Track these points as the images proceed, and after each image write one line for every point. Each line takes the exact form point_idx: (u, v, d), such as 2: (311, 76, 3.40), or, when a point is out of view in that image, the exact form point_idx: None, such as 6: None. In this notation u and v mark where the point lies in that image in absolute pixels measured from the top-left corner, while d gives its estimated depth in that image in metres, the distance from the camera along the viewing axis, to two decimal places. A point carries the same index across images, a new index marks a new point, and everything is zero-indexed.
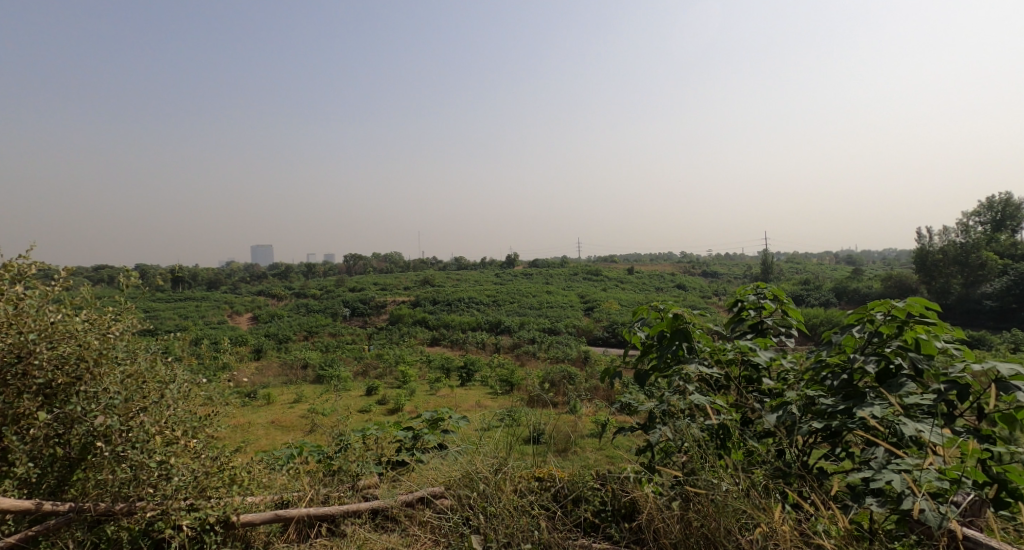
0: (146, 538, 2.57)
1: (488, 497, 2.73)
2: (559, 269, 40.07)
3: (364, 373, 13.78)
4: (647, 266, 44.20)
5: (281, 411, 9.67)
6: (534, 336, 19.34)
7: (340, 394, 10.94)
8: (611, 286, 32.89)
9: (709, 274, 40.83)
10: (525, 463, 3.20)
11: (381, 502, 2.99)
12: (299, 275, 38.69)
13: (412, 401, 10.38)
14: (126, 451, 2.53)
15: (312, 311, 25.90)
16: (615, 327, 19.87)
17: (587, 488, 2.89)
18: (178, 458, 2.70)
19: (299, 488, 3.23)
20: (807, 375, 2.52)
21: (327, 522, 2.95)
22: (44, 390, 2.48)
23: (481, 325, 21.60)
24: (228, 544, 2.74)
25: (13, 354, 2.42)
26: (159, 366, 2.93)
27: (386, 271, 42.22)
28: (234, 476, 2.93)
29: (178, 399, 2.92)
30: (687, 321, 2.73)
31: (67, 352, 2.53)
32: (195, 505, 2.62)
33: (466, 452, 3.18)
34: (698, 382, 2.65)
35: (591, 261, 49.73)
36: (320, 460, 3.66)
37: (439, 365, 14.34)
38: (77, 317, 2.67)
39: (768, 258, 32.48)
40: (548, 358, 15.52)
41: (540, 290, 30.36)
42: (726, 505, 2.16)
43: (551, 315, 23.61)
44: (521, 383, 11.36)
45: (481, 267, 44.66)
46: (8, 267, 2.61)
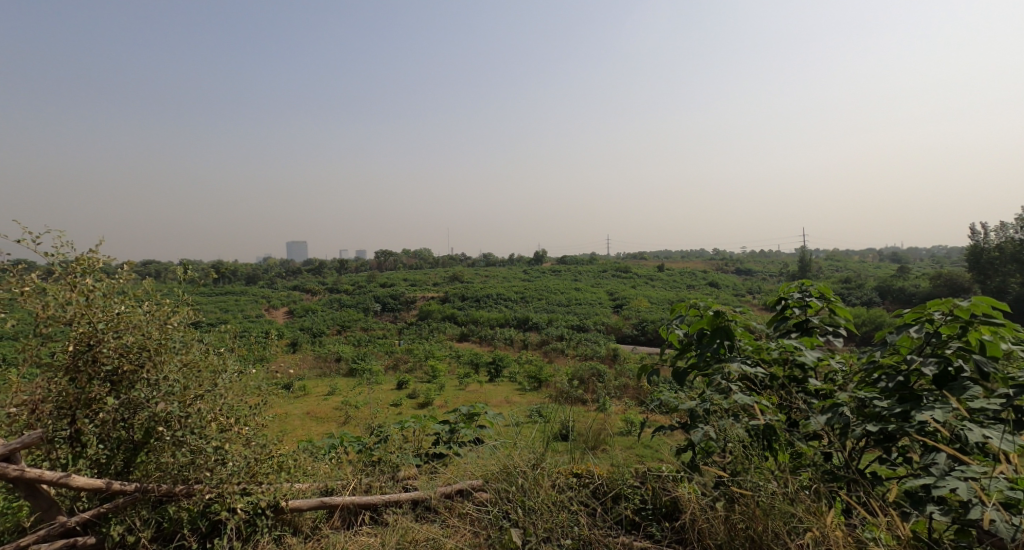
0: (204, 520, 2.70)
1: (527, 491, 2.76)
2: (589, 266, 39.84)
3: (395, 366, 14.05)
4: (679, 264, 41.77)
5: (316, 402, 9.97)
6: (563, 333, 19.33)
7: (372, 388, 11.20)
8: (641, 283, 32.47)
9: (742, 271, 39.92)
10: (563, 460, 3.20)
11: (421, 493, 3.05)
12: (333, 271, 39.55)
13: (442, 395, 10.55)
14: (184, 436, 2.67)
15: (345, 305, 26.54)
16: (646, 325, 19.61)
17: (627, 486, 2.87)
18: (233, 444, 2.81)
19: (342, 477, 3.33)
20: (858, 377, 2.44)
21: (370, 510, 3.03)
22: (111, 377, 2.65)
23: (509, 321, 21.71)
24: (278, 528, 2.86)
25: (84, 343, 2.61)
26: (213, 355, 3.04)
27: (417, 267, 42.77)
28: (282, 463, 3.04)
29: (231, 388, 3.02)
30: (728, 318, 2.66)
31: (131, 342, 2.68)
32: (248, 489, 2.75)
33: (504, 446, 3.21)
34: (740, 382, 2.59)
35: (620, 257, 49.27)
36: (358, 451, 3.73)
37: (468, 360, 14.49)
38: (140, 309, 2.81)
39: (807, 255, 31.42)
40: (577, 355, 15.50)
41: (570, 286, 30.30)
42: (771, 506, 2.14)
43: (580, 312, 23.43)
44: (549, 380, 11.37)
45: (510, 263, 44.75)
46: (79, 260, 2.78)
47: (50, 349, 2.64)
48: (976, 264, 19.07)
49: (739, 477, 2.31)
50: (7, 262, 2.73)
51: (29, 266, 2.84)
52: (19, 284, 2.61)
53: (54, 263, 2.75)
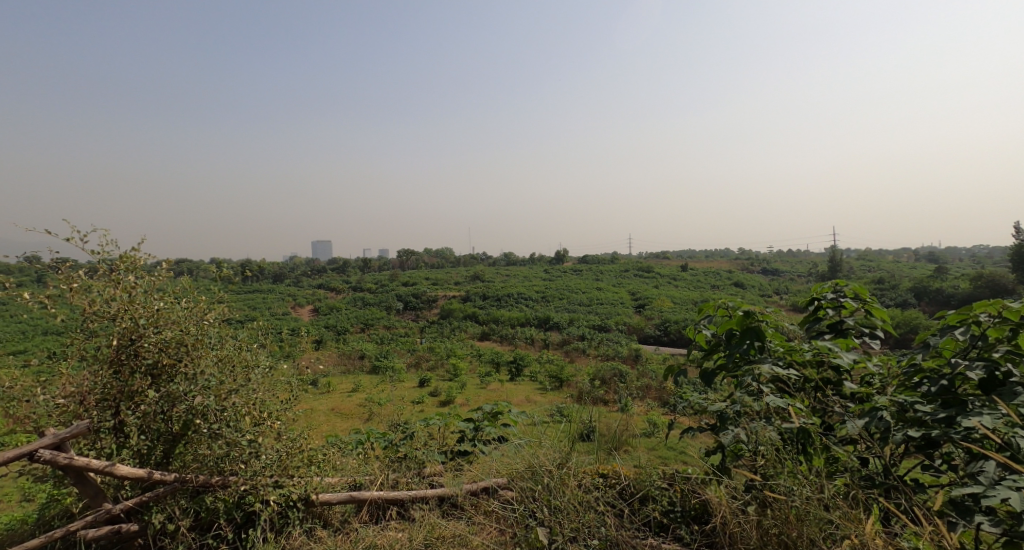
0: (239, 510, 2.77)
1: (553, 490, 2.76)
2: (611, 265, 39.54)
3: (417, 364, 14.18)
4: (702, 264, 41.10)
5: (340, 398, 10.12)
6: (584, 332, 19.23)
7: (395, 385, 11.33)
8: (664, 283, 32.10)
9: (769, 271, 39.08)
10: (589, 460, 3.18)
11: (447, 490, 3.08)
12: (357, 270, 40.08)
13: (463, 393, 10.62)
14: (220, 429, 2.74)
15: (369, 304, 26.90)
16: (669, 326, 19.37)
17: (655, 487, 2.83)
18: (266, 437, 2.88)
19: (370, 472, 3.37)
20: (897, 380, 2.36)
21: (397, 506, 3.06)
22: (152, 370, 2.75)
23: (531, 321, 21.71)
24: (309, 521, 2.91)
25: (127, 337, 2.72)
26: (246, 351, 3.13)
27: (439, 266, 43.04)
28: (312, 456, 3.09)
29: (263, 383, 3.10)
30: (758, 318, 2.60)
31: (170, 337, 2.77)
32: (280, 482, 2.80)
33: (529, 445, 3.21)
34: (772, 383, 2.52)
35: (643, 257, 48.74)
36: (384, 447, 3.76)
37: (489, 359, 14.54)
38: (178, 305, 2.91)
39: (836, 255, 30.61)
40: (599, 355, 15.40)
41: (592, 286, 30.13)
42: (805, 511, 2.10)
43: (602, 312, 23.28)
44: (570, 380, 11.33)
45: (531, 262, 44.67)
46: (123, 258, 2.90)
47: (96, 343, 2.76)
48: (1019, 265, 18.29)
49: (772, 482, 2.27)
50: (56, 260, 2.86)
51: (75, 265, 2.98)
52: (67, 281, 2.74)
53: (100, 261, 2.89)
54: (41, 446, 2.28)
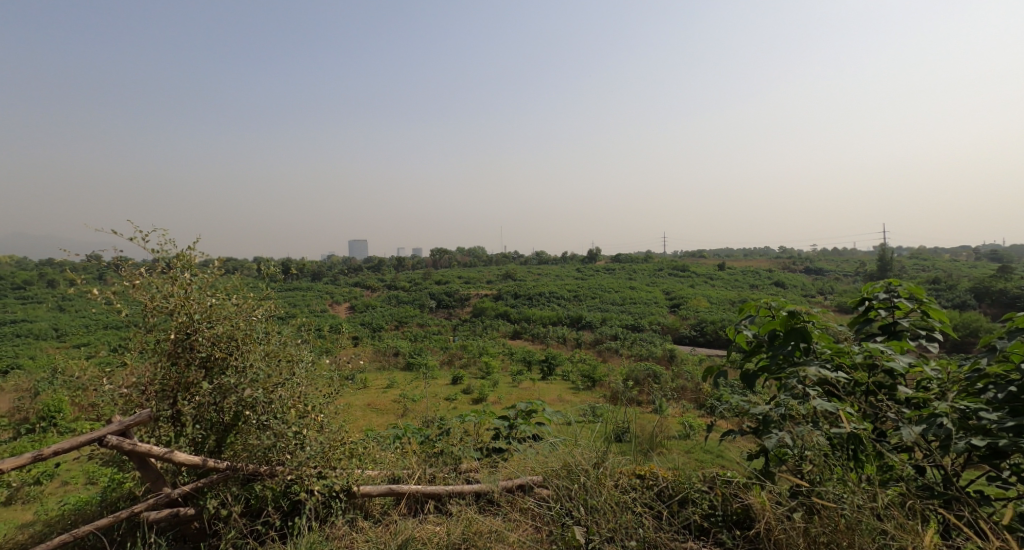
0: (286, 499, 2.88)
1: (589, 490, 2.76)
2: (645, 264, 38.92)
3: (450, 362, 14.32)
4: (740, 263, 39.98)
5: (376, 394, 10.32)
6: (617, 332, 19.01)
7: (428, 382, 11.48)
8: (701, 283, 31.39)
9: (812, 270, 37.68)
10: (625, 460, 3.16)
11: (484, 486, 3.11)
12: (391, 268, 40.72)
13: (495, 392, 10.67)
14: (268, 421, 2.85)
15: (403, 302, 27.32)
16: (706, 326, 18.94)
17: (695, 490, 2.78)
18: (309, 429, 2.98)
19: (407, 466, 3.43)
20: (956, 385, 2.26)
21: (435, 500, 3.11)
22: (205, 363, 2.90)
23: (563, 320, 21.62)
24: (351, 511, 3.00)
25: (183, 331, 2.87)
26: (290, 346, 3.25)
27: (472, 265, 43.31)
28: (353, 449, 3.17)
29: (306, 376, 3.20)
30: (803, 319, 2.51)
31: (222, 331, 2.92)
32: (323, 473, 2.89)
33: (565, 444, 3.22)
34: (820, 386, 2.44)
35: (679, 256, 47.77)
36: (420, 442, 3.81)
37: (521, 358, 14.55)
38: (230, 301, 3.06)
39: (886, 254, 29.28)
40: (632, 355, 15.19)
41: (625, 285, 29.76)
42: (855, 520, 2.07)
43: (635, 312, 22.98)
44: (603, 380, 11.22)
45: (564, 262, 44.41)
46: (180, 257, 3.08)
47: (155, 336, 2.92)
48: None
49: (820, 488, 2.23)
50: (120, 258, 3.05)
51: (137, 262, 3.18)
52: (131, 278, 2.93)
53: (159, 259, 3.08)
54: (108, 432, 2.43)
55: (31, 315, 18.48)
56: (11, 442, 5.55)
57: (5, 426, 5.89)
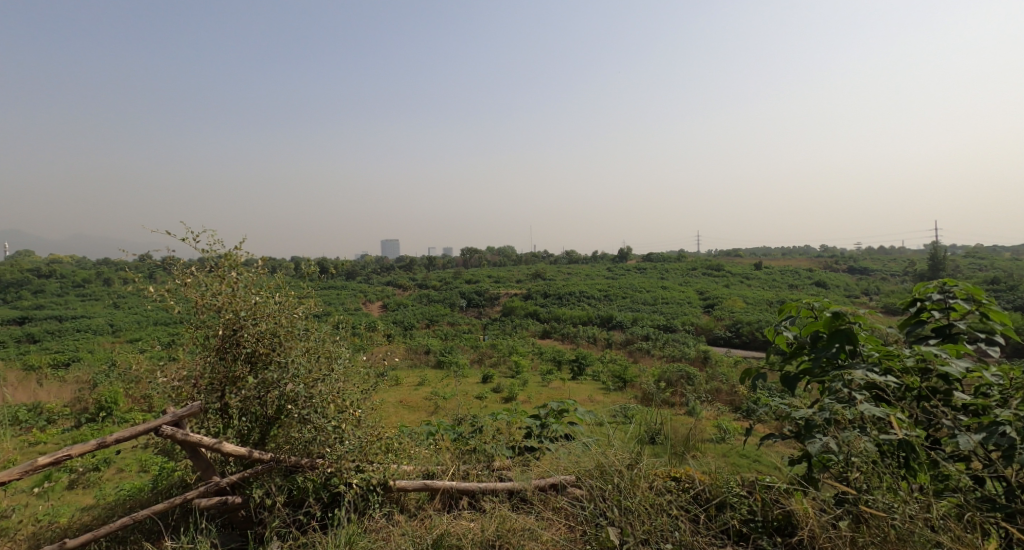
0: (326, 491, 2.95)
1: (623, 491, 2.75)
2: (678, 263, 38.23)
3: (480, 361, 14.43)
4: (778, 262, 38.81)
5: (408, 391, 10.49)
6: (649, 332, 18.74)
7: (459, 380, 11.60)
8: (736, 282, 30.65)
9: (856, 269, 36.29)
10: (660, 462, 3.13)
11: (517, 484, 3.12)
12: (422, 267, 41.25)
13: (525, 390, 10.69)
14: (309, 414, 2.94)
15: (434, 300, 27.63)
16: (742, 327, 18.50)
17: (733, 494, 2.73)
18: (348, 423, 3.05)
19: (442, 462, 3.47)
20: (1019, 392, 2.15)
21: (468, 496, 3.15)
22: (251, 358, 3.03)
23: (593, 320, 21.48)
24: (388, 505, 3.05)
25: (229, 328, 3.01)
26: (329, 342, 3.34)
27: (502, 264, 43.47)
28: (389, 444, 3.22)
29: (344, 372, 3.28)
30: (848, 320, 2.43)
31: (265, 328, 3.04)
32: (361, 467, 2.95)
33: (598, 445, 3.21)
34: (867, 390, 2.36)
35: (712, 255, 46.73)
36: (453, 439, 3.85)
37: (551, 358, 14.53)
38: (273, 299, 3.18)
39: (937, 252, 27.94)
40: (664, 356, 14.96)
41: (657, 285, 29.31)
42: (907, 531, 2.02)
43: (668, 312, 22.61)
44: (634, 381, 11.08)
45: (594, 261, 44.06)
46: (228, 257, 3.22)
47: (204, 332, 3.06)
48: None
49: (868, 495, 2.18)
50: (174, 258, 3.22)
51: (187, 262, 3.33)
52: (182, 276, 3.08)
53: (207, 258, 3.23)
54: (164, 423, 2.56)
55: (87, 311, 19.51)
56: (72, 430, 5.88)
57: (67, 415, 6.25)
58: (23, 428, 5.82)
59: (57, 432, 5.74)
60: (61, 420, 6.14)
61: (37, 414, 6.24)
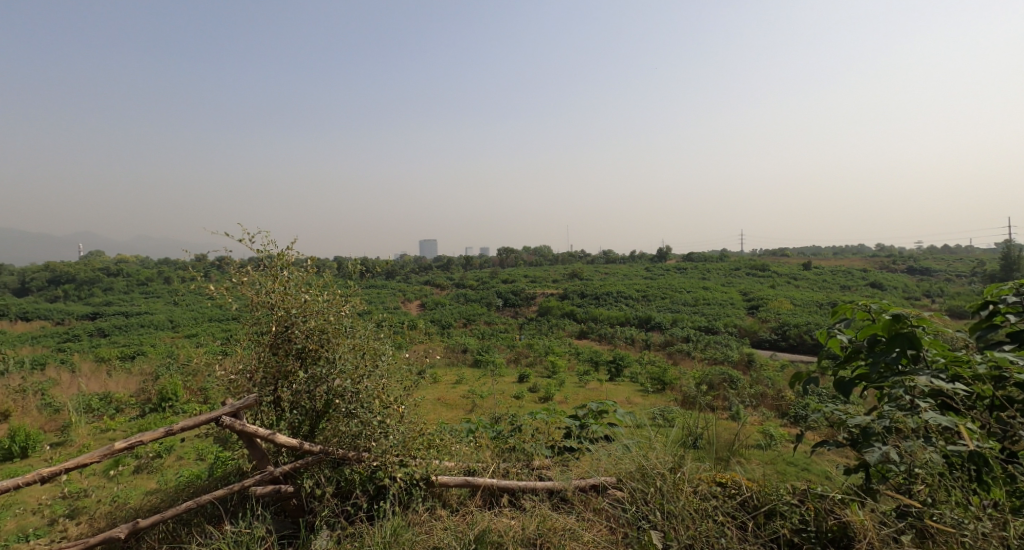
0: (371, 483, 3.02)
1: (666, 495, 2.71)
2: (720, 263, 37.22)
3: (516, 360, 14.47)
4: (828, 262, 37.17)
5: (446, 389, 10.63)
6: (689, 334, 18.34)
7: (496, 379, 11.66)
8: (782, 283, 29.59)
9: (915, 270, 34.39)
10: (705, 467, 3.07)
11: (557, 484, 3.11)
12: (459, 267, 41.70)
13: (562, 391, 10.66)
14: (356, 409, 3.03)
15: (470, 299, 27.85)
16: (788, 330, 17.84)
17: (784, 503, 2.63)
18: (392, 418, 3.12)
19: (482, 459, 3.49)
20: None
21: (509, 494, 3.16)
22: (300, 354, 3.14)
23: (630, 320, 21.18)
24: (430, 499, 3.10)
25: (281, 325, 3.13)
26: (374, 339, 3.41)
27: (539, 264, 43.39)
28: (430, 440, 3.27)
29: (388, 369, 3.36)
30: (910, 324, 2.30)
31: (314, 325, 3.15)
32: (405, 461, 3.01)
33: (639, 447, 3.17)
34: (932, 397, 2.24)
35: (756, 255, 45.24)
36: (493, 437, 3.87)
37: (588, 358, 14.41)
38: (322, 297, 3.29)
39: (1009, 252, 26.15)
40: (706, 359, 14.61)
41: (698, 285, 28.64)
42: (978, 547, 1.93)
43: (709, 313, 22.05)
44: (674, 383, 10.86)
45: (632, 260, 43.43)
46: (281, 256, 3.35)
47: (258, 329, 3.19)
48: None
49: (934, 510, 2.09)
50: (231, 258, 3.37)
51: (243, 261, 3.49)
52: (239, 275, 3.23)
53: (261, 258, 3.35)
54: (223, 413, 2.69)
55: (149, 307, 20.71)
56: (138, 419, 6.23)
57: (132, 404, 6.63)
58: (94, 416, 6.22)
59: (123, 420, 6.10)
60: (127, 409, 6.52)
61: (106, 403, 6.65)
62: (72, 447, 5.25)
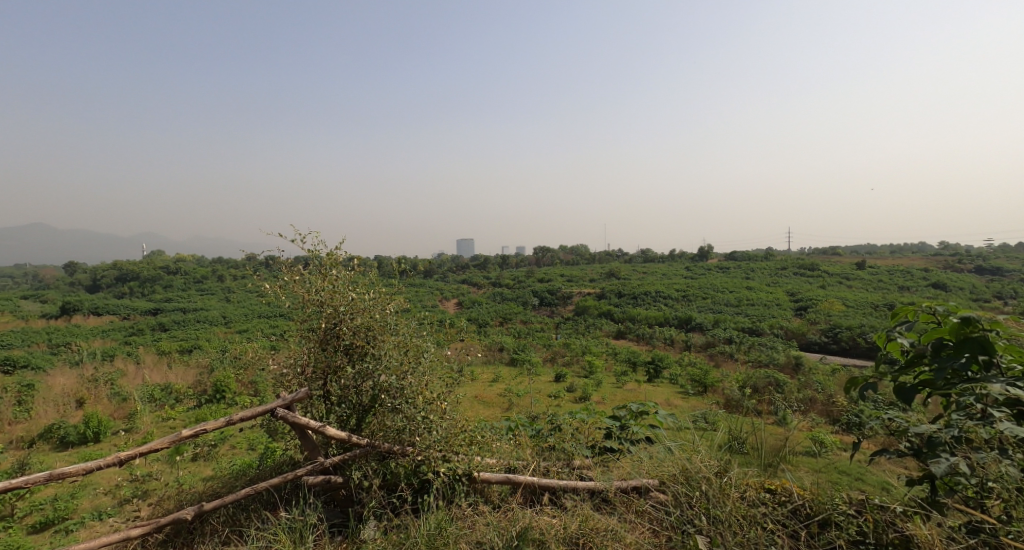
0: (416, 477, 3.06)
1: (712, 499, 2.67)
2: (765, 262, 36.01)
3: (553, 359, 14.44)
4: (884, 262, 35.38)
5: (483, 387, 10.72)
6: (732, 335, 17.85)
7: (532, 378, 11.67)
8: (832, 283, 28.40)
9: (981, 270, 32.32)
10: (752, 473, 2.97)
11: (598, 484, 3.07)
12: (496, 266, 41.95)
13: (599, 391, 10.58)
14: (401, 405, 3.10)
15: (506, 298, 27.95)
16: (840, 332, 17.11)
17: (839, 512, 2.53)
18: (434, 414, 3.16)
19: (523, 457, 3.49)
20: None
21: (550, 492, 3.16)
22: (348, 350, 3.24)
23: (670, 321, 20.78)
24: (472, 495, 3.12)
25: (330, 322, 3.23)
26: (416, 336, 3.47)
27: (575, 264, 43.12)
28: (471, 436, 3.29)
29: (430, 366, 3.40)
30: (982, 327, 2.16)
31: (361, 323, 3.24)
32: (447, 457, 3.04)
33: (683, 450, 3.12)
34: (1005, 405, 2.11)
35: (804, 254, 43.54)
36: (533, 436, 3.86)
37: (625, 359, 14.23)
38: (368, 295, 3.38)
39: None
40: (749, 361, 14.17)
41: (741, 285, 27.83)
42: None
43: (753, 314, 21.40)
44: (716, 386, 10.59)
45: (672, 259, 42.61)
46: (329, 255, 3.46)
47: (308, 325, 3.30)
48: None
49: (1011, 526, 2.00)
50: (284, 258, 3.51)
51: (294, 260, 3.62)
52: (291, 274, 3.36)
53: (312, 257, 3.47)
54: (278, 405, 2.81)
55: (204, 303, 21.77)
56: (195, 409, 6.56)
57: (190, 395, 6.97)
58: (156, 405, 6.59)
59: (182, 410, 6.43)
60: (186, 400, 6.87)
61: (167, 393, 7.02)
62: (138, 433, 5.59)
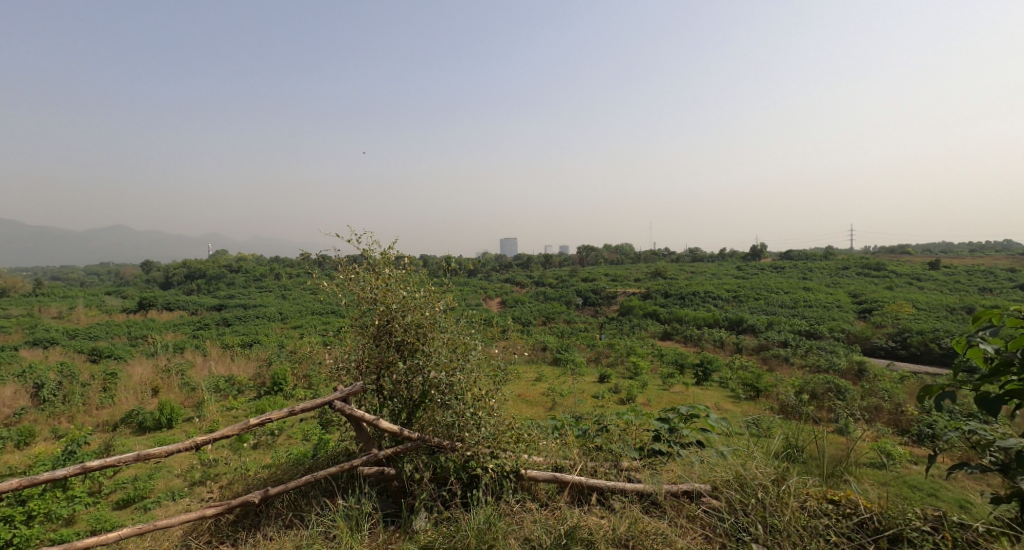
0: (464, 472, 3.10)
1: (769, 507, 2.60)
2: (824, 262, 34.32)
3: (597, 360, 14.30)
4: (959, 262, 33.02)
5: (527, 385, 10.75)
6: (787, 338, 17.12)
7: (577, 379, 11.59)
8: (899, 284, 26.75)
9: None
10: (812, 482, 2.84)
11: (647, 487, 3.00)
12: (540, 266, 41.87)
13: (645, 393, 10.41)
14: (450, 400, 3.16)
15: (550, 298, 27.89)
16: (908, 336, 16.08)
17: (912, 528, 2.44)
18: (482, 410, 3.19)
19: (569, 457, 3.48)
20: None
21: (598, 492, 3.14)
22: (399, 346, 3.31)
23: (720, 322, 20.15)
24: (519, 491, 3.14)
25: (382, 319, 3.32)
26: (464, 333, 3.51)
27: (620, 263, 42.48)
28: (519, 434, 3.30)
29: (478, 363, 3.43)
30: None
31: (411, 320, 3.31)
32: (495, 453, 3.06)
33: (736, 455, 3.03)
34: None
35: (868, 253, 41.18)
36: (579, 436, 3.84)
37: (672, 361, 13.92)
38: (419, 293, 3.45)
39: None
40: (807, 366, 13.56)
41: (798, 286, 26.65)
42: None
43: (812, 316, 20.45)
44: (770, 390, 10.19)
45: (722, 259, 41.30)
46: (383, 254, 3.56)
47: (362, 322, 3.41)
48: None
49: None
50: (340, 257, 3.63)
51: (349, 259, 3.74)
52: (346, 273, 3.47)
53: (365, 257, 3.57)
54: (335, 398, 2.92)
55: (263, 300, 22.84)
56: (256, 399, 6.90)
57: (251, 387, 7.34)
58: (221, 395, 6.98)
59: (244, 400, 6.78)
60: (247, 391, 7.24)
61: (230, 384, 7.42)
62: (205, 421, 5.94)
